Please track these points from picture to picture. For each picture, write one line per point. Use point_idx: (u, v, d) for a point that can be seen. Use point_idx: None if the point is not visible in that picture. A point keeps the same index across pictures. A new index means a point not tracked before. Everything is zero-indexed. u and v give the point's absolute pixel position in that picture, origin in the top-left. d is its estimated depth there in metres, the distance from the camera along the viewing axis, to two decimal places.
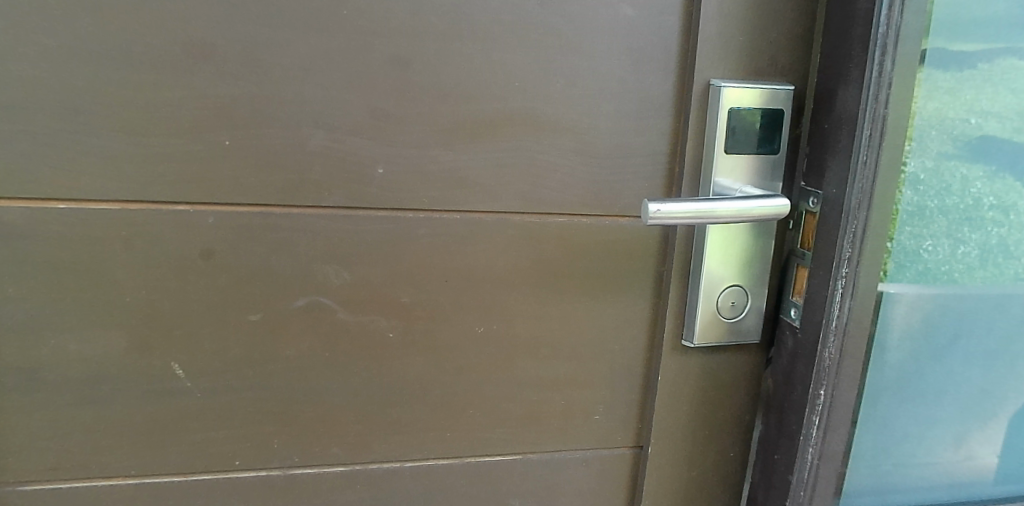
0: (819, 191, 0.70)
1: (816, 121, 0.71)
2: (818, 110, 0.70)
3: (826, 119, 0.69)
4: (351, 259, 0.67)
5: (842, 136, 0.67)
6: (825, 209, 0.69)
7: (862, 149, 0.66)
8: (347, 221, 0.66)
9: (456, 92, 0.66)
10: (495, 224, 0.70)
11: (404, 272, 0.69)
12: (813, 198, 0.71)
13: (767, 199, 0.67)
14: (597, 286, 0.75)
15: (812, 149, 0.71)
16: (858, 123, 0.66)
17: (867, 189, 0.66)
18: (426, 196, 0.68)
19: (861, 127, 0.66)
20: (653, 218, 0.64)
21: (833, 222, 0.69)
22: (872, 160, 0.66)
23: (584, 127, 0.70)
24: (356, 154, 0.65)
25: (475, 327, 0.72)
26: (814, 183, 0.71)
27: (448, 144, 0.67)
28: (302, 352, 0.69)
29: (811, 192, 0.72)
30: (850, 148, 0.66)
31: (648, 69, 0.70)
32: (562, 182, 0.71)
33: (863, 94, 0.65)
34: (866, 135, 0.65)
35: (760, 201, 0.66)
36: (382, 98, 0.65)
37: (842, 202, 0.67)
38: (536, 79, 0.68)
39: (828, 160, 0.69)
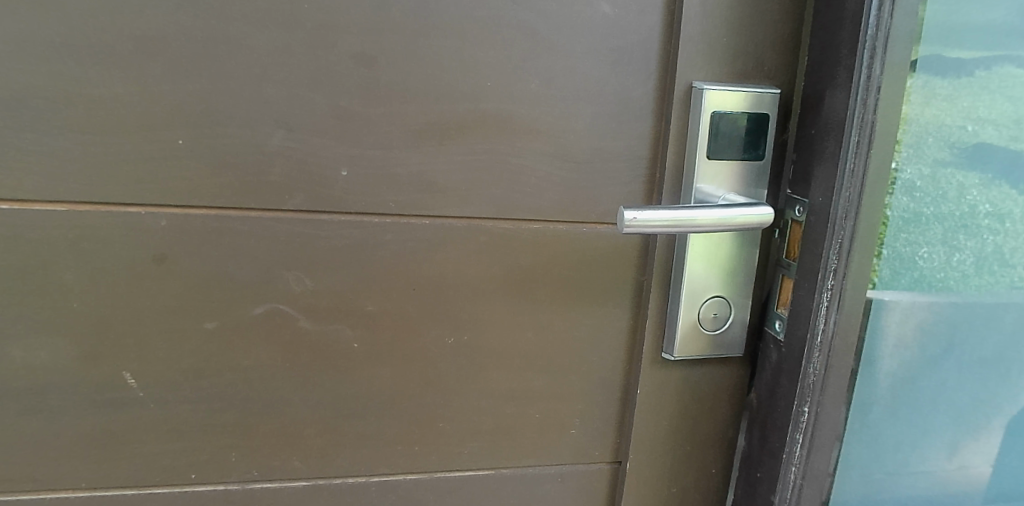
0: (806, 199, 0.67)
1: (804, 126, 0.68)
2: (806, 114, 0.67)
3: (813, 124, 0.66)
4: (313, 265, 0.64)
5: (830, 141, 0.64)
6: (812, 217, 0.66)
7: (850, 156, 0.63)
8: (310, 225, 0.64)
9: (425, 92, 0.63)
10: (467, 230, 0.67)
11: (370, 279, 0.66)
12: (799, 207, 0.69)
13: (749, 207, 0.64)
14: (574, 296, 0.72)
15: (799, 154, 0.68)
16: (846, 128, 0.63)
17: (855, 197, 0.63)
18: (393, 200, 0.65)
19: (849, 133, 0.63)
20: (629, 226, 0.61)
21: (819, 231, 0.66)
22: (860, 168, 0.63)
23: (560, 130, 0.67)
24: (319, 155, 0.62)
25: (446, 338, 0.69)
26: (801, 190, 0.68)
27: (416, 145, 0.64)
28: (262, 362, 0.66)
29: (797, 199, 0.69)
30: (838, 155, 0.64)
31: (627, 70, 0.68)
32: (537, 187, 0.68)
33: (851, 98, 0.62)
34: (854, 141, 0.63)
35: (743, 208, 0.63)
36: (346, 97, 0.62)
37: (829, 211, 0.65)
38: (509, 79, 0.65)
39: (815, 167, 0.66)
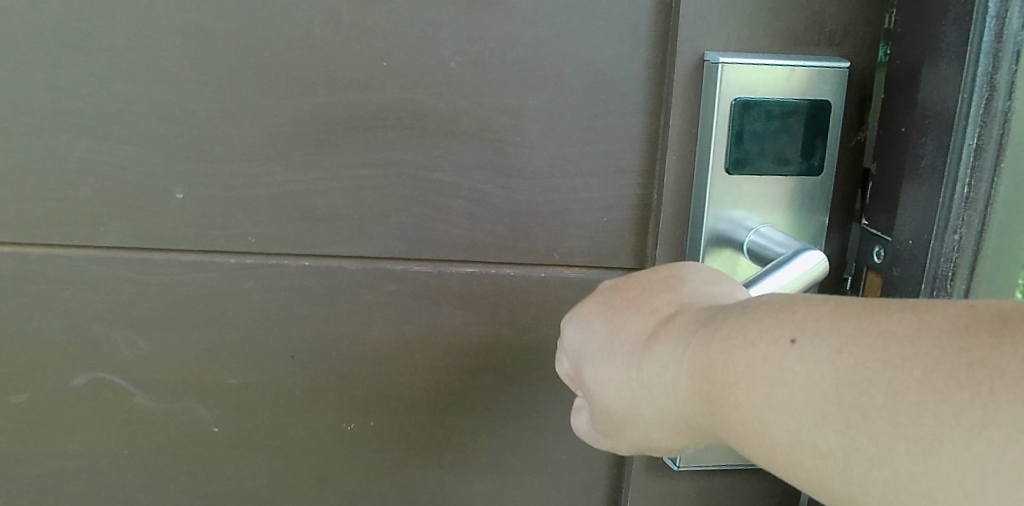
0: (890, 238, 0.42)
1: (889, 119, 0.41)
2: (892, 99, 0.41)
3: (905, 116, 0.40)
4: (147, 322, 0.47)
5: (928, 146, 0.38)
6: (898, 269, 0.41)
7: (966, 172, 0.37)
8: (138, 266, 0.46)
9: (288, 78, 0.43)
10: (366, 275, 0.47)
11: (230, 342, 0.47)
12: (879, 248, 0.43)
13: (783, 268, 0.40)
14: (529, 370, 0.50)
15: (880, 165, 0.42)
16: (957, 126, 0.37)
17: (970, 240, 0.38)
18: (255, 233, 0.46)
19: (962, 134, 0.36)
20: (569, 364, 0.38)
21: (909, 294, 0.40)
22: (983, 194, 0.37)
23: (498, 131, 0.46)
24: (144, 172, 0.44)
25: (343, 424, 0.50)
26: (883, 222, 0.42)
27: (284, 156, 0.44)
28: (90, 447, 0.49)
29: (876, 237, 0.43)
30: (941, 170, 0.38)
31: (601, 39, 0.45)
32: (467, 214, 0.47)
33: (966, 74, 0.36)
34: (971, 146, 0.36)
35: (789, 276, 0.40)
36: (176, 87, 0.43)
37: (924, 262, 0.39)
38: (417, 57, 0.44)
39: (903, 188, 0.40)
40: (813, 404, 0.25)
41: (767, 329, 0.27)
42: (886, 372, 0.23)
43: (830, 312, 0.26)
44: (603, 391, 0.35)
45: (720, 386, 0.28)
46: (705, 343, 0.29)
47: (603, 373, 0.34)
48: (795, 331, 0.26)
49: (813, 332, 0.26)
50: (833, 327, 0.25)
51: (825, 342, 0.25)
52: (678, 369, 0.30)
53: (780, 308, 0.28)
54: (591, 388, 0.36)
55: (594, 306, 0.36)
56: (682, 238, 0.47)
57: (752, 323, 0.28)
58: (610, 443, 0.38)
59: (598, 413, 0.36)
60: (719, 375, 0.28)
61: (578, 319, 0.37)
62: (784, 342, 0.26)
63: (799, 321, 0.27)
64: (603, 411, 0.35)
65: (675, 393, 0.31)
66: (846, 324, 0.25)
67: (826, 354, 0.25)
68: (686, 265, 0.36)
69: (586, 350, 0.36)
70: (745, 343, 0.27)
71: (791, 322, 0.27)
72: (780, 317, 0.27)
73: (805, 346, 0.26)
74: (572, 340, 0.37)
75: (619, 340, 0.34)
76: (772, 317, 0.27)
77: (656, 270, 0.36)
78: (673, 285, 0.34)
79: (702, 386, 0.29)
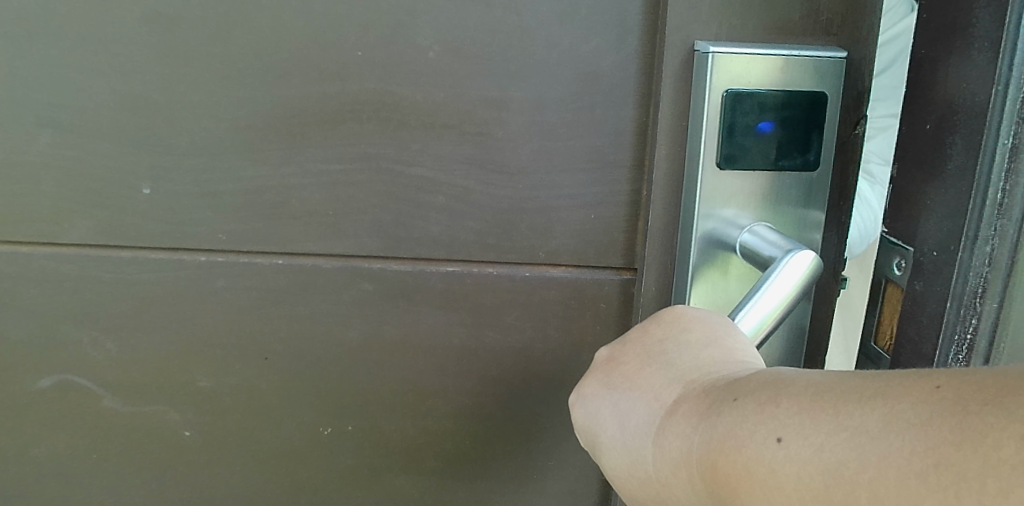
0: (912, 247, 0.36)
1: (909, 113, 0.36)
2: (911, 90, 0.36)
3: (930, 110, 0.34)
4: (114, 322, 0.45)
5: (956, 146, 0.33)
6: (920, 284, 0.36)
7: (999, 177, 0.32)
8: (104, 265, 0.44)
9: (259, 68, 0.41)
10: (342, 274, 0.45)
11: (200, 344, 0.46)
12: (901, 259, 0.37)
13: (773, 280, 0.39)
14: (513, 374, 0.48)
15: (899, 165, 0.37)
16: (991, 123, 0.32)
17: (1003, 255, 0.33)
18: (225, 230, 0.44)
19: (999, 130, 0.32)
20: (583, 407, 0.39)
21: (932, 312, 0.36)
22: (1018, 201, 0.32)
23: (479, 124, 0.44)
24: (108, 166, 0.42)
25: (320, 429, 0.48)
26: (905, 230, 0.37)
27: (254, 150, 0.43)
28: (57, 452, 0.47)
29: (895, 246, 0.37)
30: (973, 171, 0.33)
31: (587, 27, 0.43)
32: (447, 211, 0.45)
33: (1003, 60, 0.31)
34: (1008, 144, 0.32)
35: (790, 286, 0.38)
36: (142, 78, 0.41)
37: (949, 278, 0.34)
38: (393, 46, 0.42)
39: (928, 193, 0.35)
40: (808, 500, 0.28)
41: (757, 427, 0.30)
42: (860, 466, 0.26)
43: (807, 408, 0.29)
44: (621, 465, 0.37)
45: (727, 479, 0.31)
46: (712, 424, 0.32)
47: (622, 447, 0.37)
48: (781, 430, 0.29)
49: (797, 430, 0.29)
50: (812, 422, 0.29)
51: (807, 440, 0.28)
52: (687, 460, 0.33)
53: (766, 403, 0.31)
54: (608, 458, 0.38)
55: (609, 379, 0.38)
56: (675, 238, 0.45)
57: (744, 421, 0.31)
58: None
59: (616, 481, 0.38)
60: (725, 470, 0.31)
61: (587, 402, 0.39)
62: (772, 440, 0.30)
63: (784, 419, 0.30)
64: (622, 481, 0.37)
65: (688, 473, 0.33)
66: (822, 420, 0.28)
67: (809, 453, 0.28)
68: (674, 320, 0.38)
69: (602, 427, 0.38)
70: (741, 441, 0.30)
71: (776, 420, 0.30)
72: (766, 414, 0.30)
73: (792, 445, 0.29)
74: (590, 411, 0.39)
75: (631, 428, 0.36)
76: (760, 414, 0.30)
77: (647, 334, 0.38)
78: (667, 356, 0.37)
79: (713, 469, 0.32)
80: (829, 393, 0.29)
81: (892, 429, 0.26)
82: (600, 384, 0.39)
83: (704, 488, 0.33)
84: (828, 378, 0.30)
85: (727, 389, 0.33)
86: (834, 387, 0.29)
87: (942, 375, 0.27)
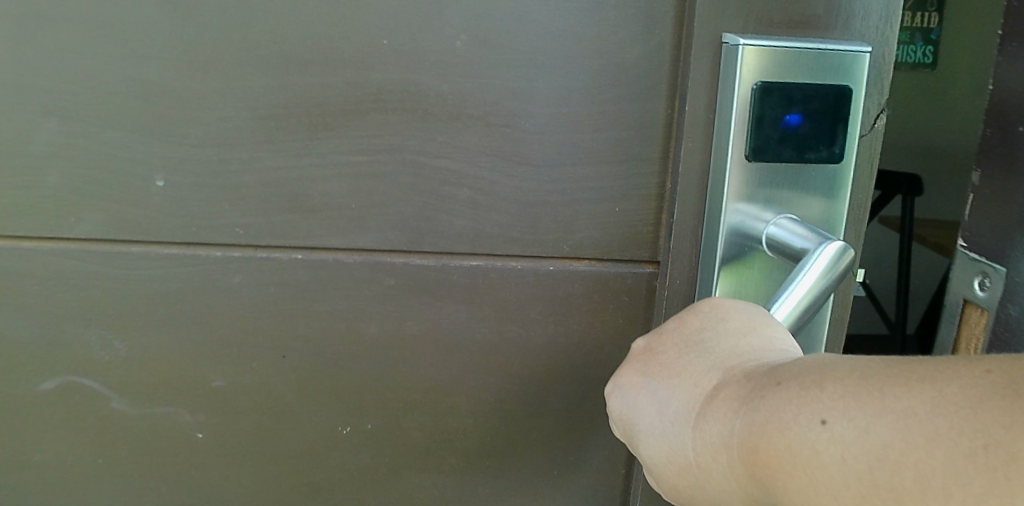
0: (1003, 266, 0.34)
1: (1000, 113, 0.34)
2: (998, 92, 0.34)
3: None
4: (124, 320, 0.43)
5: None
6: (1014, 307, 0.34)
7: None
8: (114, 261, 0.42)
9: (280, 55, 0.40)
10: (364, 269, 0.44)
11: (215, 342, 0.44)
12: (985, 277, 0.35)
13: (806, 271, 0.39)
14: (535, 369, 0.48)
15: (984, 173, 0.35)
16: None
17: None
18: (243, 224, 0.42)
19: None
20: (620, 395, 0.39)
21: None
22: None
23: (504, 116, 0.43)
24: (119, 157, 0.40)
25: (338, 428, 0.47)
26: (995, 245, 0.35)
27: (274, 141, 0.41)
28: (61, 458, 0.45)
29: (977, 264, 0.35)
30: None
31: (614, 18, 0.42)
32: (472, 204, 0.44)
33: None
34: None
35: (822, 276, 0.38)
36: (155, 65, 0.39)
37: None
38: (419, 35, 0.41)
39: None
40: (853, 481, 0.28)
41: (801, 409, 0.30)
42: (906, 447, 0.26)
43: (853, 391, 0.29)
44: (659, 451, 0.37)
45: (771, 461, 0.31)
46: (755, 408, 0.32)
47: (661, 433, 0.37)
48: (825, 412, 0.29)
49: (842, 413, 0.29)
50: (858, 404, 0.29)
51: (854, 422, 0.28)
52: (728, 444, 0.33)
53: (810, 386, 0.31)
54: (646, 445, 0.38)
55: (647, 367, 0.38)
56: (698, 231, 0.45)
57: (788, 403, 0.31)
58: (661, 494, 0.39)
59: (651, 466, 0.38)
60: (769, 453, 0.31)
61: (625, 392, 0.39)
62: (816, 422, 0.29)
63: (829, 402, 0.30)
64: (659, 467, 0.37)
65: (728, 457, 0.33)
66: (867, 403, 0.28)
67: (856, 435, 0.28)
68: (711, 310, 0.38)
69: (640, 414, 0.38)
70: (785, 424, 0.30)
71: (820, 403, 0.30)
72: (811, 396, 0.30)
73: (837, 427, 0.29)
74: (627, 400, 0.39)
75: (669, 414, 0.36)
76: (804, 397, 0.30)
77: (684, 324, 0.38)
78: (706, 344, 0.37)
79: (755, 453, 0.32)
80: (876, 376, 0.29)
81: (939, 412, 0.26)
82: (637, 372, 0.39)
83: (744, 471, 0.33)
84: (873, 362, 0.30)
85: (771, 374, 0.33)
86: (878, 370, 0.29)
87: (992, 360, 0.27)
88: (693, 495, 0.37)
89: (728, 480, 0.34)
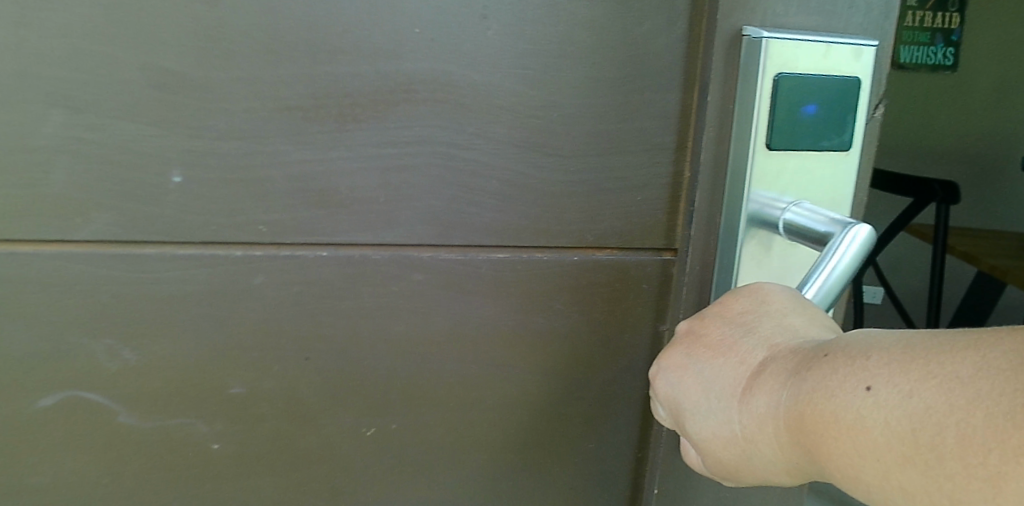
0: None
1: None
2: None
3: None
4: (136, 327, 0.40)
5: None
6: None
7: None
8: (125, 263, 0.39)
9: (309, 43, 0.38)
10: (391, 265, 0.43)
11: (234, 347, 0.42)
12: None
13: (836, 253, 0.41)
14: (559, 360, 0.48)
15: None
16: None
17: None
18: (266, 221, 0.40)
19: None
20: (663, 374, 0.40)
21: None
22: None
23: (534, 107, 0.43)
24: (132, 152, 0.37)
25: (361, 430, 0.45)
26: None
27: (301, 133, 0.39)
28: (62, 478, 0.41)
29: None
30: None
31: (640, 11, 0.43)
32: (500, 197, 0.44)
33: None
34: None
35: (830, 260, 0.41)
36: (173, 51, 0.36)
37: None
38: (452, 24, 0.40)
39: None
40: (897, 442, 0.29)
41: (847, 378, 0.31)
42: (948, 408, 0.27)
43: (897, 358, 0.30)
44: (705, 429, 0.38)
45: (816, 428, 0.32)
46: (799, 380, 0.33)
47: (706, 410, 0.38)
48: (871, 379, 0.30)
49: (887, 379, 0.30)
50: (903, 371, 0.30)
51: (898, 387, 0.29)
52: (774, 417, 0.34)
53: (856, 357, 0.31)
54: (691, 423, 0.39)
55: (691, 347, 0.39)
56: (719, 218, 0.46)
57: (835, 374, 0.32)
58: (706, 471, 0.40)
59: (695, 443, 0.39)
60: (814, 420, 0.32)
61: (669, 373, 0.40)
62: (861, 389, 0.30)
63: (875, 370, 0.30)
64: (704, 444, 0.38)
65: (773, 428, 0.34)
66: (911, 368, 0.29)
67: (899, 399, 0.29)
68: (751, 293, 0.39)
69: (683, 392, 0.39)
70: (831, 392, 0.31)
71: (866, 371, 0.31)
72: (857, 365, 0.31)
73: (882, 393, 0.30)
74: (671, 379, 0.40)
75: (714, 391, 0.37)
76: (851, 367, 0.31)
77: (726, 307, 0.39)
78: (749, 324, 0.37)
79: (801, 422, 0.33)
80: (920, 345, 0.30)
81: (981, 375, 0.27)
82: (682, 353, 0.39)
83: (790, 441, 0.34)
84: (920, 333, 0.31)
85: (819, 350, 0.34)
86: (914, 345, 0.30)
87: None
88: (737, 469, 0.38)
89: (773, 451, 0.35)
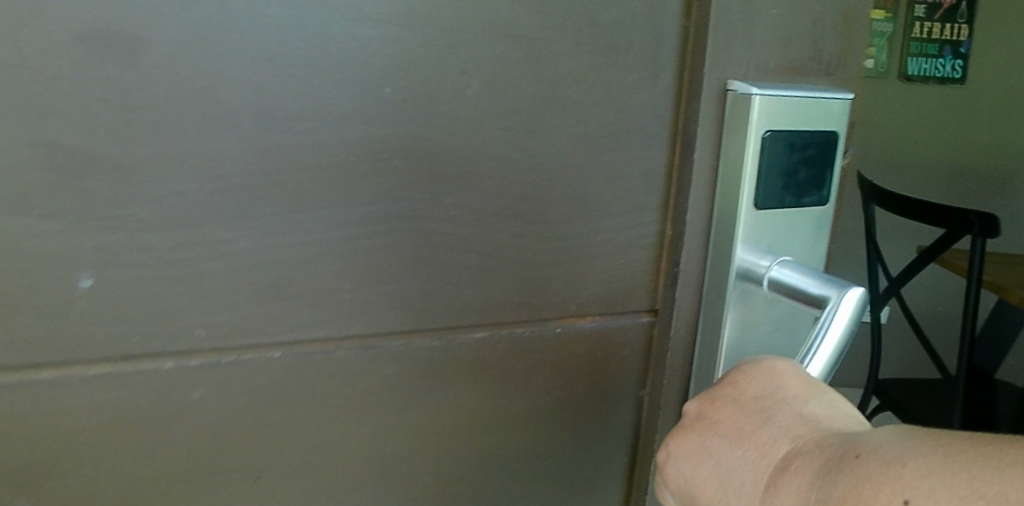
0: None
1: None
2: None
3: None
4: (36, 470, 0.31)
5: None
6: None
7: None
8: (19, 394, 0.30)
9: (259, 109, 0.31)
10: (358, 359, 0.36)
11: (168, 477, 0.34)
12: None
13: (834, 324, 0.39)
14: (540, 438, 0.44)
15: None
16: None
17: None
18: (207, 325, 0.32)
19: None
20: (676, 464, 0.37)
21: None
22: None
23: (515, 171, 0.38)
24: (26, 255, 0.29)
25: None
26: None
27: (250, 217, 0.32)
28: None
29: None
30: None
31: (625, 63, 0.39)
32: (480, 272, 0.38)
33: None
34: None
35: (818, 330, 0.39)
36: (81, 126, 0.28)
37: None
38: (426, 82, 0.34)
39: None
40: None
41: (883, 487, 0.28)
42: None
43: (938, 471, 0.27)
44: None
45: None
46: (828, 485, 0.30)
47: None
48: (909, 492, 0.27)
49: (928, 494, 0.27)
50: (946, 486, 0.26)
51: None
52: None
53: (890, 462, 0.28)
54: None
55: (704, 435, 0.36)
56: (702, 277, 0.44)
57: (868, 481, 0.28)
58: None
59: None
60: None
61: (682, 462, 0.37)
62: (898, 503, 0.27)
63: (914, 481, 0.27)
64: None
65: None
66: (954, 485, 0.26)
67: None
68: (764, 374, 0.37)
69: (699, 486, 0.36)
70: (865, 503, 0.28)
71: (904, 481, 0.27)
72: (892, 473, 0.28)
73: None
74: (684, 470, 0.37)
75: (734, 487, 0.34)
76: (885, 474, 0.28)
77: (740, 390, 0.37)
78: (767, 412, 0.35)
79: None
80: (962, 454, 0.27)
81: None
82: (694, 441, 0.37)
83: None
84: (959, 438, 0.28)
85: (845, 447, 0.30)
86: (948, 438, 0.28)
87: None
88: None
89: None
